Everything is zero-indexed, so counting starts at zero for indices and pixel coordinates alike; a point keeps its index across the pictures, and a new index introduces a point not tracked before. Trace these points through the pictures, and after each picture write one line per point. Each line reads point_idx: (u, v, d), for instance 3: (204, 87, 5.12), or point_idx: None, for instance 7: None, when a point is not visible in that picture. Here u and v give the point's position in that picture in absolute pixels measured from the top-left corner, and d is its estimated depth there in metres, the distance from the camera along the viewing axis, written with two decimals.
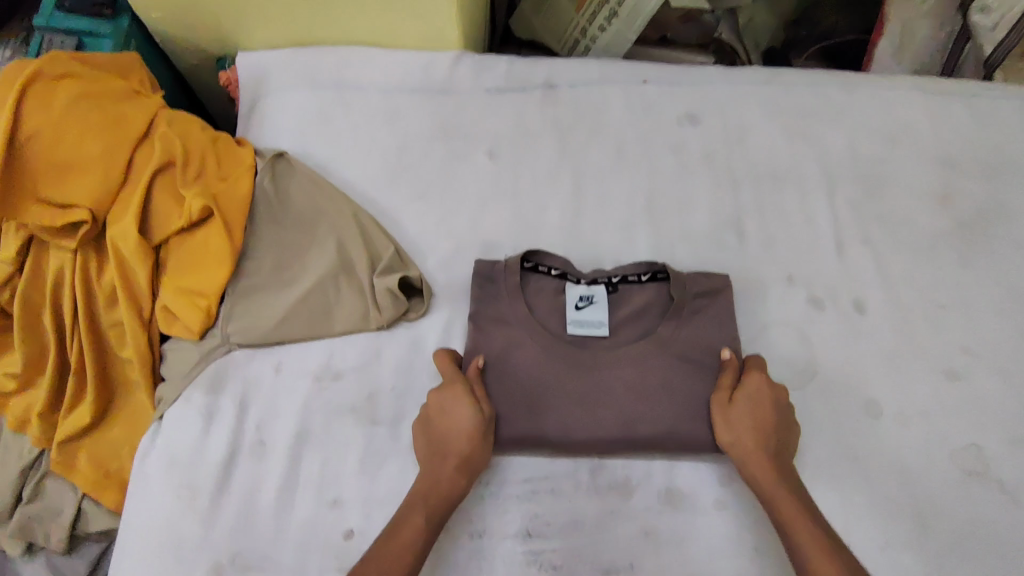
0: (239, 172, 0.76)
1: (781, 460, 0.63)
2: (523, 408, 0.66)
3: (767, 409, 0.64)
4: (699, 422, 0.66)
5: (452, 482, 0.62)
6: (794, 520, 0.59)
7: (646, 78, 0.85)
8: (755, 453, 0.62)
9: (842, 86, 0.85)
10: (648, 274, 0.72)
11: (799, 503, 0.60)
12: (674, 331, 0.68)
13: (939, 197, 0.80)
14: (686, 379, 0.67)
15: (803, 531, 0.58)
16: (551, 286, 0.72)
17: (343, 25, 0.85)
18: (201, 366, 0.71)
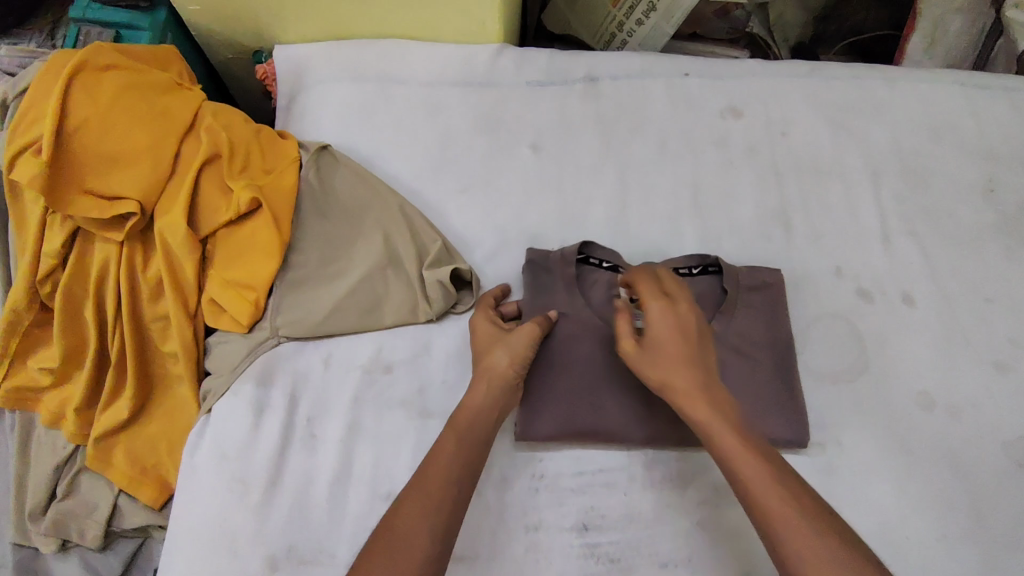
0: (285, 164, 0.76)
1: (719, 399, 0.59)
2: (579, 400, 0.67)
3: (671, 342, 0.61)
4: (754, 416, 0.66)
5: (480, 417, 0.61)
6: (747, 466, 0.54)
7: (687, 72, 0.85)
8: (698, 395, 0.59)
9: (883, 79, 0.85)
10: (700, 267, 0.71)
11: (754, 449, 0.55)
12: (726, 325, 0.68)
13: (982, 190, 0.80)
14: (739, 373, 0.67)
15: (760, 482, 0.53)
16: (604, 279, 0.72)
17: (384, 19, 0.85)
18: (250, 359, 0.71)
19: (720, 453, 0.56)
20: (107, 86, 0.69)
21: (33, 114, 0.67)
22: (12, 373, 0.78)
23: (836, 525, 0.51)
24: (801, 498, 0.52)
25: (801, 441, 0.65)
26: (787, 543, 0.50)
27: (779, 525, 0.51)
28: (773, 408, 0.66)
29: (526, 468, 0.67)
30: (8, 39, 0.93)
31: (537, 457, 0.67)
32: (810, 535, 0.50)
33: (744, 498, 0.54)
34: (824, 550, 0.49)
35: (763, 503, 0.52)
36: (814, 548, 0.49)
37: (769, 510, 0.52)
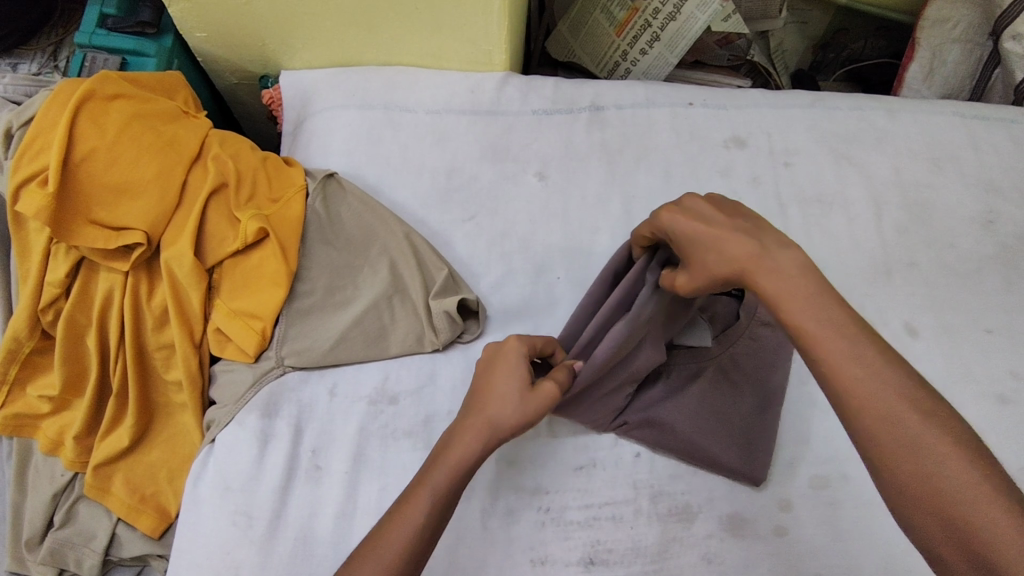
0: (291, 193, 0.75)
1: (785, 269, 0.51)
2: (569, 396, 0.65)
3: (707, 232, 0.54)
4: (718, 439, 0.67)
5: (456, 473, 0.54)
6: (827, 344, 0.48)
7: (691, 102, 0.86)
8: (766, 270, 0.51)
9: (885, 111, 0.86)
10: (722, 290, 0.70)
11: (832, 325, 0.48)
12: (722, 350, 0.69)
13: (982, 221, 0.80)
14: (718, 396, 0.68)
15: (847, 366, 0.47)
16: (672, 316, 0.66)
17: (390, 48, 0.85)
18: (255, 390, 0.70)
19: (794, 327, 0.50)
20: (115, 115, 0.69)
21: (39, 144, 0.66)
22: (11, 401, 0.77)
23: (925, 410, 0.45)
24: (889, 381, 0.46)
25: (757, 479, 0.66)
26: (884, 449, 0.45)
27: (860, 414, 0.46)
28: (752, 444, 0.67)
29: (531, 501, 0.66)
30: (8, 59, 0.93)
31: (543, 491, 0.66)
32: (916, 431, 0.44)
33: (826, 383, 0.48)
34: (908, 440, 0.44)
35: (852, 394, 0.46)
36: (902, 437, 0.45)
37: (864, 402, 0.46)
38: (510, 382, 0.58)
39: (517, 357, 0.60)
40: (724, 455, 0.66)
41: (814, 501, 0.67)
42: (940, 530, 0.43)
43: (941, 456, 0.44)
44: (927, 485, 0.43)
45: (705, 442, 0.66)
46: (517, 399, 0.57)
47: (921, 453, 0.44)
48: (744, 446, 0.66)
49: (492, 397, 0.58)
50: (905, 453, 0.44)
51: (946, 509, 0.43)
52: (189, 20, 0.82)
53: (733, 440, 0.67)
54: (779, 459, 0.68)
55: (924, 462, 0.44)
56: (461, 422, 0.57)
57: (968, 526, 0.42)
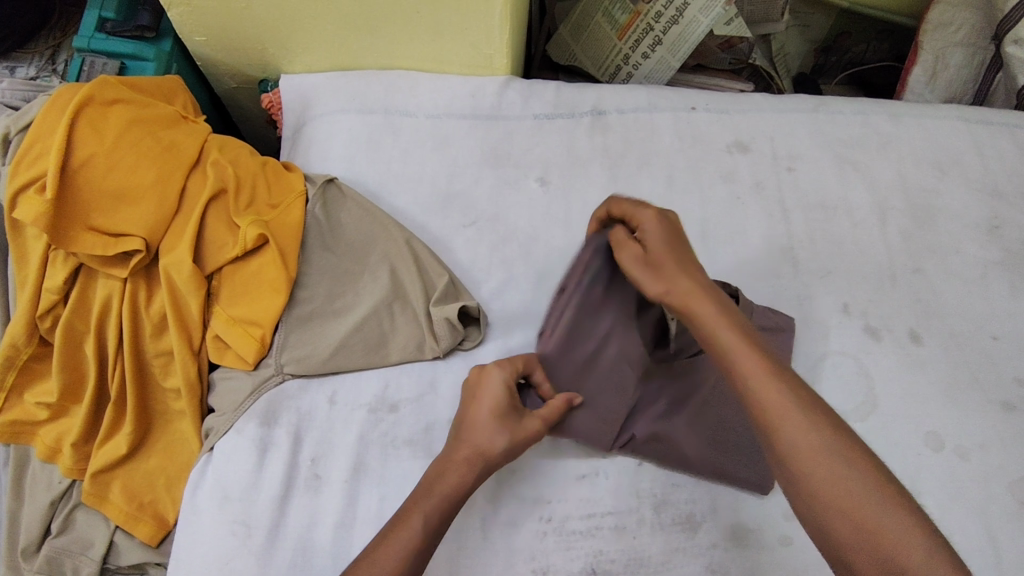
0: (290, 198, 0.75)
1: (718, 300, 0.57)
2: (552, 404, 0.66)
3: (675, 250, 0.59)
4: (720, 451, 0.67)
5: (449, 490, 0.57)
6: (749, 363, 0.52)
7: (693, 106, 0.86)
8: (699, 296, 0.56)
9: (889, 115, 0.85)
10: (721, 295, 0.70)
11: (755, 346, 0.53)
12: None
13: (987, 227, 0.80)
14: (718, 406, 0.69)
15: (768, 382, 0.51)
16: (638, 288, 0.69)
17: (391, 52, 0.85)
18: (254, 398, 0.69)
19: (719, 346, 0.54)
20: (114, 120, 0.68)
21: (38, 150, 0.66)
22: (8, 408, 0.76)
23: (832, 420, 0.49)
24: (802, 396, 0.50)
25: (765, 487, 0.66)
26: (811, 473, 0.47)
27: (781, 424, 0.49)
28: (755, 453, 0.67)
29: (533, 511, 0.65)
30: (6, 62, 0.92)
31: (545, 499, 0.66)
32: (827, 438, 0.48)
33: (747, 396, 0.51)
34: (821, 447, 0.48)
35: (770, 406, 0.50)
36: (815, 443, 0.48)
37: (783, 413, 0.49)
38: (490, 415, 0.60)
39: (495, 388, 0.62)
40: (730, 467, 0.66)
41: None
42: (862, 551, 0.45)
43: (851, 461, 0.47)
44: (841, 488, 0.47)
45: (711, 454, 0.67)
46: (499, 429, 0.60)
47: (835, 459, 0.47)
48: (748, 456, 0.67)
49: (478, 428, 0.60)
50: (819, 460, 0.47)
51: (857, 514, 0.46)
52: (189, 23, 0.82)
53: (736, 450, 0.67)
54: None
55: (837, 468, 0.47)
56: (448, 451, 0.60)
57: (875, 529, 0.45)
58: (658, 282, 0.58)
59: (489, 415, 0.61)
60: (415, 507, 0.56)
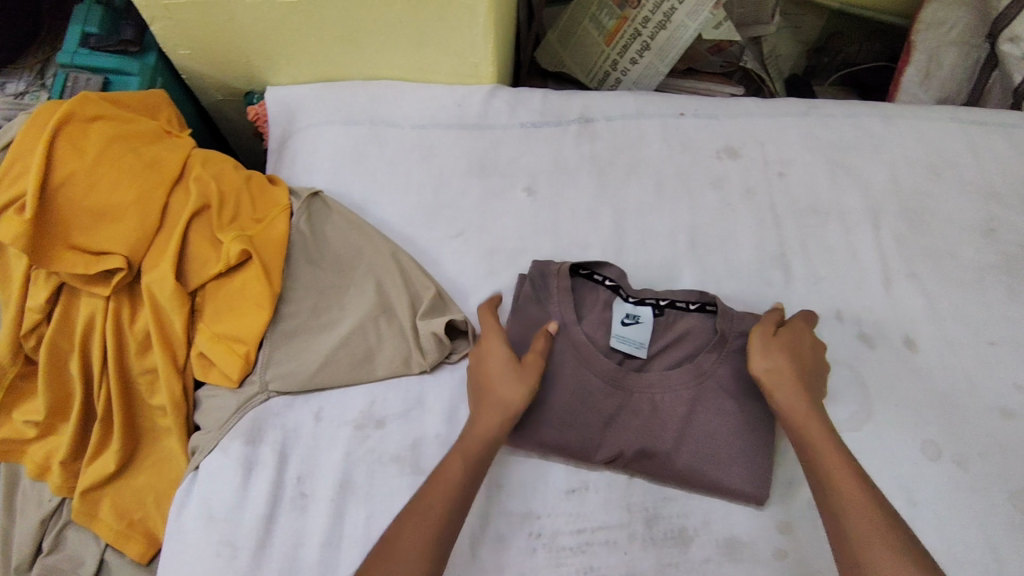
0: (274, 213, 0.74)
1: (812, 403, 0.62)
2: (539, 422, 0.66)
3: (796, 352, 0.64)
4: (719, 466, 0.64)
5: (449, 496, 0.58)
6: (832, 458, 0.58)
7: (682, 112, 0.85)
8: (792, 384, 0.62)
9: (881, 117, 0.84)
10: (697, 303, 0.69)
11: (839, 443, 0.59)
12: (714, 364, 0.66)
13: (983, 229, 0.78)
14: (712, 416, 0.65)
15: (844, 477, 0.57)
16: (601, 299, 0.70)
17: (376, 63, 0.84)
18: (239, 416, 0.68)
19: (806, 440, 0.60)
20: (94, 137, 0.67)
21: (18, 168, 0.65)
22: None
23: (897, 521, 0.54)
24: (872, 493, 0.56)
25: (763, 496, 0.64)
26: (875, 563, 0.52)
27: (852, 511, 0.55)
28: (752, 460, 0.64)
29: (522, 527, 0.64)
30: None
31: (534, 515, 0.65)
32: (893, 535, 0.53)
33: (826, 482, 0.57)
34: (882, 538, 0.53)
35: (844, 495, 0.56)
36: (880, 536, 0.53)
37: (856, 503, 0.55)
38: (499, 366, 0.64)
39: (497, 344, 0.66)
40: (726, 477, 0.64)
41: (814, 521, 0.65)
42: None
43: (912, 556, 0.52)
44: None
45: (705, 466, 0.64)
46: (517, 382, 0.63)
47: (895, 550, 0.52)
48: (745, 465, 0.64)
49: (497, 385, 0.63)
50: (881, 548, 0.52)
51: None
52: (171, 36, 0.81)
53: (733, 458, 0.64)
54: (777, 480, 0.66)
55: (898, 561, 0.51)
56: (475, 413, 0.63)
57: None
58: (758, 363, 0.63)
59: (498, 368, 0.64)
60: (415, 524, 0.56)
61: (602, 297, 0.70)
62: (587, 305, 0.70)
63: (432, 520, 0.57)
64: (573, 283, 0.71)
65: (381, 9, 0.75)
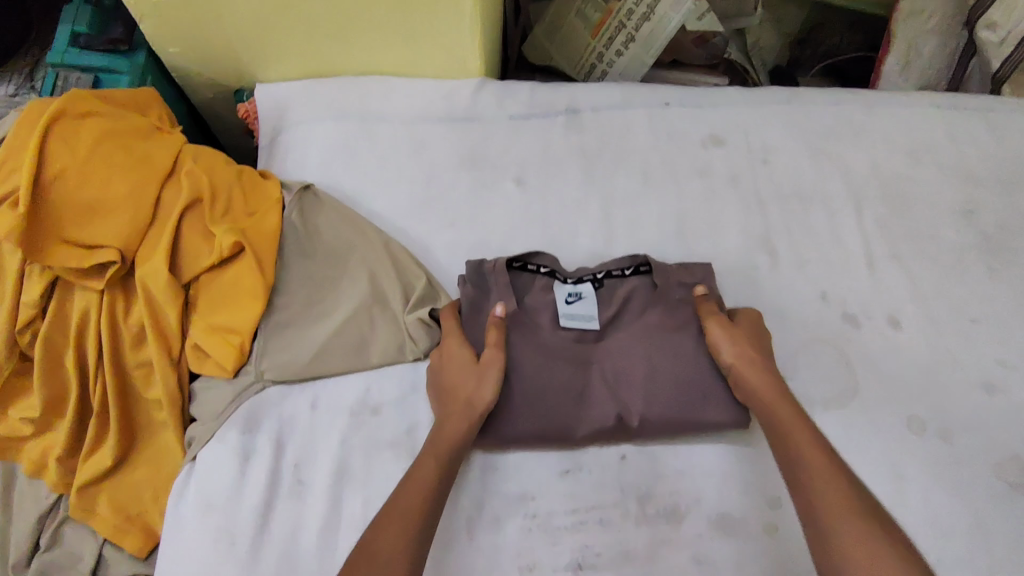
0: (266, 206, 0.75)
1: (770, 374, 0.64)
2: (508, 410, 0.66)
3: (749, 334, 0.67)
4: (702, 407, 0.66)
5: (424, 493, 0.58)
6: (785, 418, 0.60)
7: (667, 102, 0.86)
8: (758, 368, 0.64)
9: (861, 105, 0.86)
10: (631, 268, 0.72)
11: (794, 406, 0.61)
12: (661, 318, 0.70)
13: (962, 211, 0.80)
14: (677, 363, 0.67)
15: (796, 431, 0.59)
16: (539, 285, 0.72)
17: (364, 58, 0.85)
18: (235, 405, 0.69)
19: (760, 404, 0.62)
20: (86, 133, 0.68)
21: (10, 164, 0.66)
22: None
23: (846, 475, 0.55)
24: (822, 449, 0.57)
25: (747, 421, 0.66)
26: (839, 537, 0.51)
27: (802, 464, 0.57)
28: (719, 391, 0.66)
29: (518, 508, 0.65)
30: None
31: (529, 497, 0.65)
32: (838, 482, 0.55)
33: (779, 442, 0.59)
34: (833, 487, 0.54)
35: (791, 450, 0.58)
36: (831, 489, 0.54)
37: (802, 458, 0.57)
38: (463, 372, 0.65)
39: (446, 342, 0.67)
40: (712, 415, 0.66)
41: None
42: None
43: (856, 500, 0.53)
44: (843, 521, 0.52)
45: (688, 411, 0.66)
46: (478, 381, 0.64)
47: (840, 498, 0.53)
48: (724, 395, 0.66)
49: (459, 386, 0.65)
50: (830, 495, 0.54)
51: (857, 536, 0.51)
52: (161, 35, 0.82)
53: (708, 395, 0.66)
54: (764, 456, 0.68)
55: (847, 507, 0.53)
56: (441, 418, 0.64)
57: (868, 552, 0.50)
58: (720, 354, 0.66)
59: (462, 365, 0.66)
60: (400, 517, 0.56)
61: (540, 284, 0.72)
62: (524, 292, 0.71)
63: (414, 510, 0.57)
64: (510, 277, 0.72)
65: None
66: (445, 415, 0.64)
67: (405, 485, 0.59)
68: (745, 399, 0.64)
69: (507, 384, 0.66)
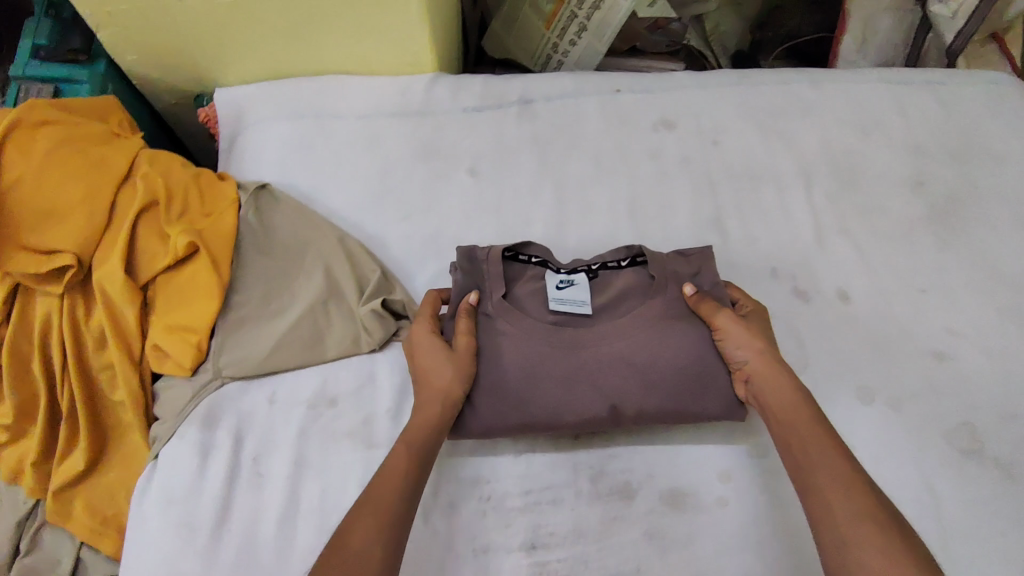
0: (222, 207, 0.76)
1: (783, 375, 0.62)
2: (491, 399, 0.65)
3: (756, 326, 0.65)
4: (696, 400, 0.64)
5: (400, 488, 0.57)
6: (805, 422, 0.58)
7: (619, 88, 0.87)
8: (769, 366, 0.62)
9: (811, 83, 0.87)
10: (626, 259, 0.72)
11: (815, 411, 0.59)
12: (662, 308, 0.67)
13: (912, 183, 0.81)
14: (677, 353, 0.64)
15: (819, 436, 0.57)
16: (531, 274, 0.71)
17: (320, 58, 0.87)
18: (194, 403, 0.70)
19: (777, 407, 0.60)
20: (40, 141, 0.70)
21: None
22: None
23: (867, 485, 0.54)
24: (842, 455, 0.56)
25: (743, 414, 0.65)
26: (857, 550, 0.50)
27: (823, 471, 0.55)
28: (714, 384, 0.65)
29: (472, 491, 0.66)
30: None
31: (484, 480, 0.67)
32: (858, 492, 0.53)
33: (797, 445, 0.57)
34: (849, 495, 0.53)
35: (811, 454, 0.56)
36: (849, 499, 0.52)
37: (823, 465, 0.55)
38: (436, 357, 0.65)
39: (427, 335, 0.67)
40: (706, 408, 0.64)
41: (753, 470, 0.67)
42: None
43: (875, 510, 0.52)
44: (862, 531, 0.51)
45: (684, 402, 0.64)
46: (452, 363, 0.64)
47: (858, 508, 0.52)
48: (723, 386, 0.65)
49: (434, 373, 0.64)
50: (848, 505, 0.52)
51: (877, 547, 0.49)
52: (119, 42, 0.84)
53: (704, 386, 0.64)
54: (715, 431, 0.69)
55: (864, 518, 0.51)
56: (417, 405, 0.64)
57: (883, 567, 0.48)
58: (729, 349, 0.64)
59: (443, 353, 0.65)
60: (370, 514, 0.55)
61: (532, 274, 0.71)
62: (514, 280, 0.70)
63: (386, 507, 0.56)
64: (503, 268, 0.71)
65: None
66: (421, 403, 0.64)
67: (377, 481, 0.58)
68: (755, 399, 0.62)
69: (492, 372, 0.65)
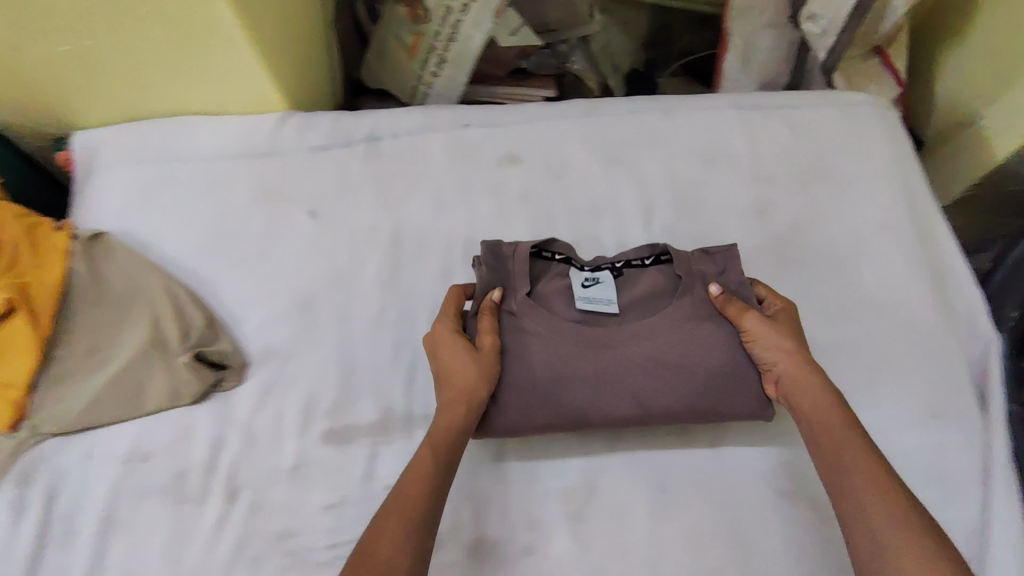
0: (51, 258, 0.76)
1: (817, 374, 0.62)
2: (517, 399, 0.64)
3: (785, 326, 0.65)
4: (704, 401, 0.64)
5: (426, 487, 0.57)
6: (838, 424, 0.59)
7: (466, 123, 0.86)
8: (803, 366, 0.62)
9: (661, 112, 0.85)
10: (650, 258, 0.72)
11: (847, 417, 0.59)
12: (690, 306, 0.67)
13: (754, 213, 0.79)
14: (716, 351, 0.64)
15: (855, 436, 0.57)
16: (559, 271, 0.71)
17: (173, 102, 0.86)
18: (10, 461, 0.69)
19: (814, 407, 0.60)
20: None
21: None
22: None
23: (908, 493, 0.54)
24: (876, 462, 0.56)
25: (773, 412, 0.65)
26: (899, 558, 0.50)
27: (855, 479, 0.55)
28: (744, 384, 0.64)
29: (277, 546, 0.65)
30: None
31: (291, 533, 0.65)
32: (895, 501, 0.53)
33: (830, 448, 0.58)
34: (886, 502, 0.53)
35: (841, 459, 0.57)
36: (889, 508, 0.53)
37: (857, 471, 0.55)
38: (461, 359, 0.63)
39: (450, 332, 0.66)
40: (736, 408, 0.64)
41: (564, 517, 0.65)
42: None
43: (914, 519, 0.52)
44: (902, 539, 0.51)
45: (711, 401, 0.64)
46: (477, 363, 0.63)
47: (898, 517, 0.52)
48: (754, 386, 0.65)
49: (457, 374, 0.63)
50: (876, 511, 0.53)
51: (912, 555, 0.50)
52: None
53: (733, 387, 0.64)
54: (528, 477, 0.67)
55: (898, 527, 0.52)
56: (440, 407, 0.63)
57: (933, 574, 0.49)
58: (761, 351, 0.64)
59: (467, 355, 0.63)
60: (399, 515, 0.55)
61: (556, 271, 0.71)
62: (538, 278, 0.70)
63: (410, 512, 0.55)
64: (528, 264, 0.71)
65: (133, 25, 0.73)
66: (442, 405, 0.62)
67: (408, 481, 0.58)
68: (787, 398, 0.62)
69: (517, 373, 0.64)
